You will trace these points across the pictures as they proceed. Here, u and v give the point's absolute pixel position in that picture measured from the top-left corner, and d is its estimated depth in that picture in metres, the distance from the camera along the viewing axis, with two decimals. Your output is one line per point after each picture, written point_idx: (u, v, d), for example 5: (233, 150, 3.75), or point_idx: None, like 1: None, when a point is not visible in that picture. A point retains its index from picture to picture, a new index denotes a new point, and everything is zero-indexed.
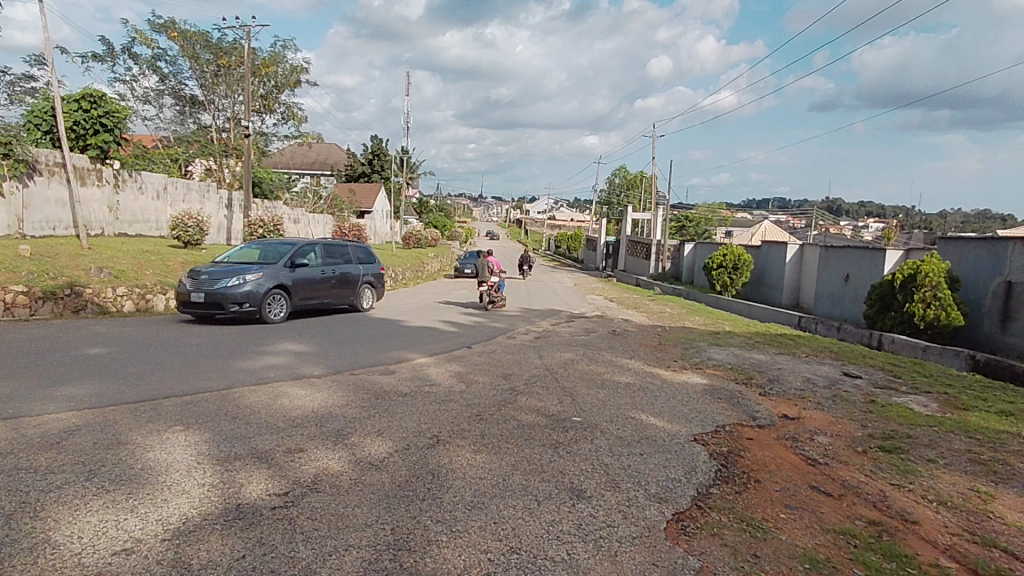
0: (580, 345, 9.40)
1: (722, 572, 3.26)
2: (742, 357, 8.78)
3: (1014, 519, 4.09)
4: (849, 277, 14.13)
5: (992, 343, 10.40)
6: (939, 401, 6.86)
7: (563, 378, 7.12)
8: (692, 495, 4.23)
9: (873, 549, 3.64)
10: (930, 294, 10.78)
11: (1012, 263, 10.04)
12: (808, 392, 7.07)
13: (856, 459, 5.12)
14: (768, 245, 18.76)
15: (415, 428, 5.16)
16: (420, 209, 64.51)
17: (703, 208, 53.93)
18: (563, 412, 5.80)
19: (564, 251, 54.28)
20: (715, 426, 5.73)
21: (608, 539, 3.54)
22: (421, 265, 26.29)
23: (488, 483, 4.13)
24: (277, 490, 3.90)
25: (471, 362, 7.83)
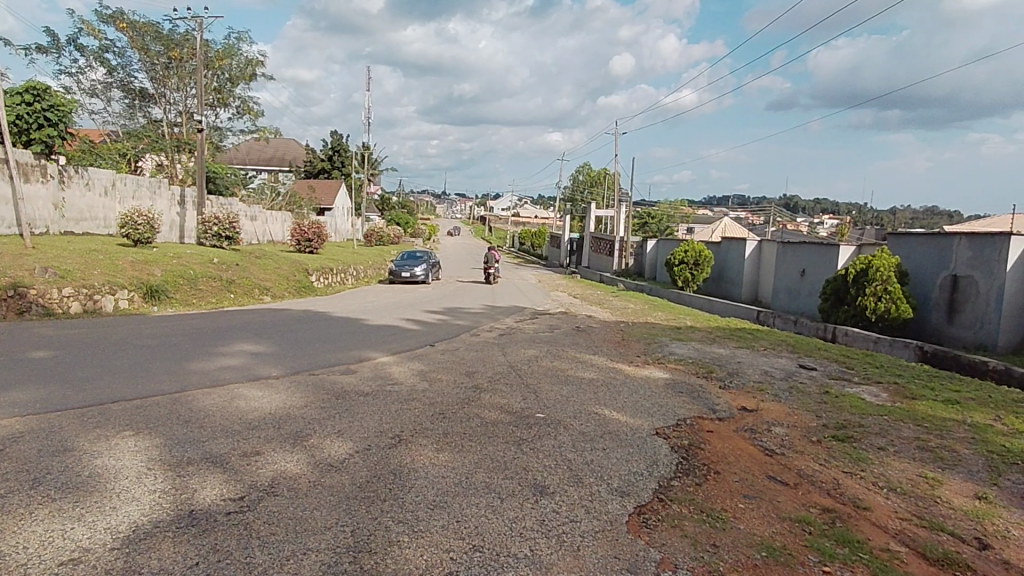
0: (543, 341, 9.43)
1: (681, 564, 3.31)
2: (703, 352, 8.94)
3: (960, 504, 4.27)
4: (805, 273, 14.54)
5: (940, 335, 10.83)
6: (889, 391, 7.12)
7: (527, 375, 7.12)
8: (653, 488, 4.28)
9: (827, 535, 3.75)
10: (881, 287, 11.18)
11: (958, 258, 10.48)
12: (766, 384, 7.26)
13: (811, 449, 5.26)
14: (728, 241, 19.15)
15: (377, 428, 5.10)
16: (383, 207, 63.70)
17: (665, 205, 54.70)
18: (527, 409, 5.81)
19: (528, 248, 54.39)
20: (677, 419, 5.81)
21: (571, 534, 3.55)
22: (384, 264, 26.02)
23: (451, 482, 4.10)
24: (232, 494, 3.79)
25: (434, 360, 7.76)
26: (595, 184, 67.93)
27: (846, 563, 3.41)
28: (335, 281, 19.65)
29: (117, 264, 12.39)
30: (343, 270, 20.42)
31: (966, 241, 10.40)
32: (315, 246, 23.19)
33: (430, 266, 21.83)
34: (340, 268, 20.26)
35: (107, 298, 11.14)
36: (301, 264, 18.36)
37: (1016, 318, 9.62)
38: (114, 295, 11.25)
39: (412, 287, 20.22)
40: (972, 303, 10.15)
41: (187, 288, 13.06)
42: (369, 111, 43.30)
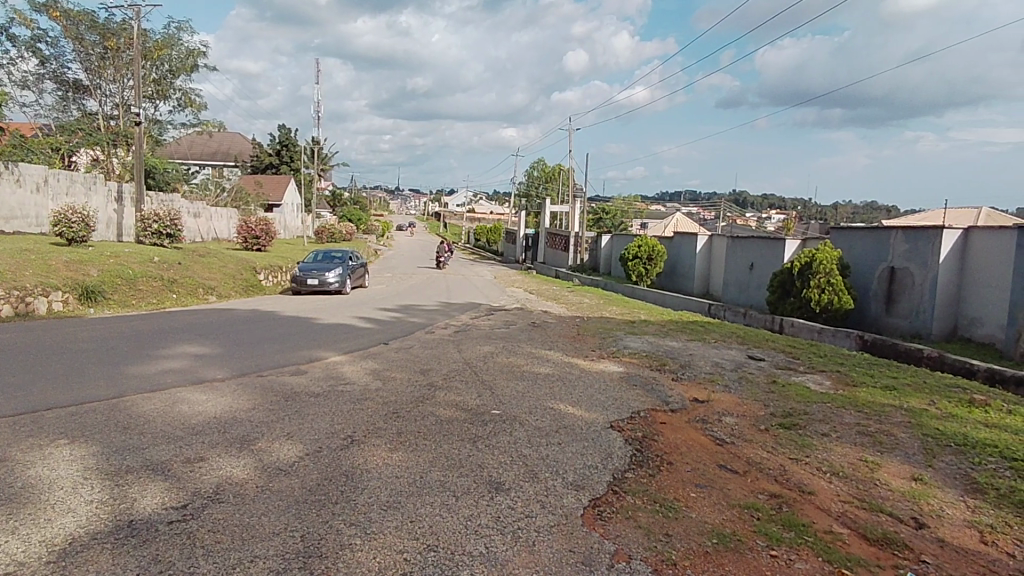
0: (499, 337, 9.42)
1: (635, 555, 3.35)
2: (656, 345, 9.09)
3: (897, 485, 4.47)
4: (754, 266, 14.97)
5: (878, 325, 11.34)
6: (832, 379, 7.42)
7: (482, 371, 7.10)
8: (608, 480, 4.33)
9: (775, 520, 3.87)
10: (824, 280, 11.60)
11: (895, 250, 10.97)
12: (717, 375, 7.45)
13: (759, 437, 5.42)
14: (680, 236, 19.55)
15: (329, 429, 4.99)
16: (335, 203, 62.34)
17: (618, 201, 55.46)
18: (482, 406, 5.79)
19: (484, 244, 54.27)
20: (631, 412, 5.89)
21: (526, 530, 3.55)
22: None
23: (404, 481, 4.05)
24: (174, 502, 3.64)
25: (388, 359, 7.65)
26: (549, 179, 68.28)
27: (792, 547, 3.53)
28: (285, 280, 19.16)
29: (51, 265, 11.76)
30: (294, 268, 19.92)
31: (902, 235, 10.90)
32: (263, 243, 22.55)
33: (348, 271, 16.68)
34: (290, 266, 19.77)
35: (40, 300, 10.56)
36: (249, 263, 17.81)
37: (949, 308, 10.14)
38: (47, 297, 10.67)
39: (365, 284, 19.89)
40: (908, 294, 10.65)
41: (127, 288, 12.50)
42: (320, 105, 42.35)
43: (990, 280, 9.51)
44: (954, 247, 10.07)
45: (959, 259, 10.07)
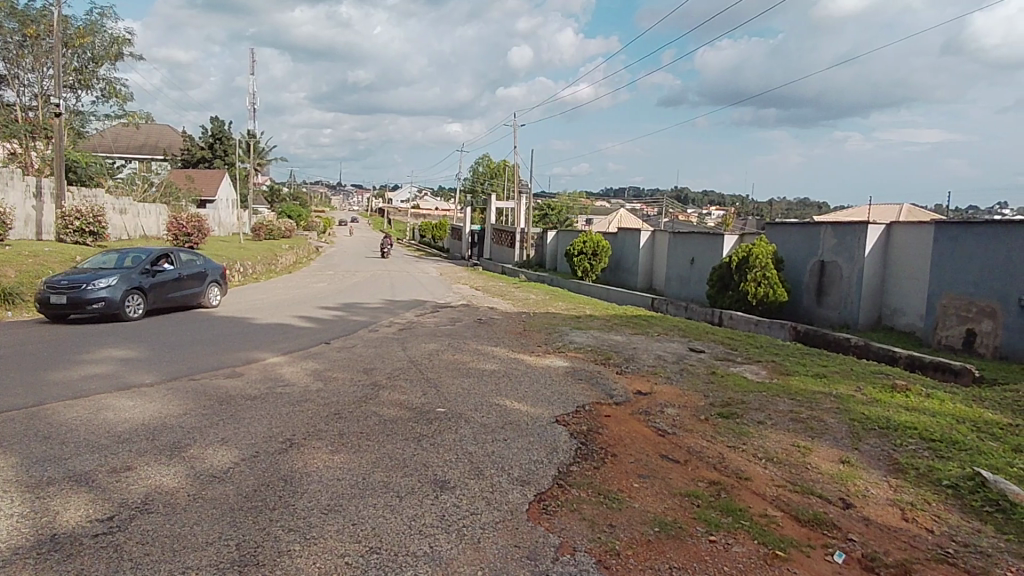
0: (445, 335, 9.35)
1: (579, 547, 3.39)
2: (601, 339, 9.23)
3: (827, 468, 4.70)
4: (695, 261, 15.41)
5: (810, 316, 11.90)
6: (767, 368, 7.73)
7: (427, 369, 7.04)
8: (554, 474, 4.37)
9: (713, 506, 4.00)
10: (760, 273, 12.07)
11: (825, 245, 11.53)
12: (659, 367, 7.64)
13: (699, 427, 5.58)
14: (623, 231, 19.92)
15: (267, 432, 4.83)
16: (272, 198, 60.22)
17: (563, 197, 56.07)
18: (427, 404, 5.73)
19: (429, 241, 53.78)
20: (576, 406, 5.98)
21: (472, 527, 3.55)
22: (274, 258, 24.72)
23: (346, 484, 3.97)
24: (100, 515, 3.44)
25: (329, 359, 7.48)
26: (494, 175, 68.19)
27: (730, 531, 3.65)
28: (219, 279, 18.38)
29: None
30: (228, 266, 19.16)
31: (831, 230, 11.46)
32: (196, 240, 21.59)
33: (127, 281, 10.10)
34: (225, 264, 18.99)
35: None
36: None
37: (874, 299, 10.72)
38: None
39: (306, 283, 19.34)
40: (837, 286, 11.20)
41: None
42: (257, 98, 40.90)
43: (911, 272, 10.12)
44: (878, 241, 10.66)
45: (883, 253, 10.66)
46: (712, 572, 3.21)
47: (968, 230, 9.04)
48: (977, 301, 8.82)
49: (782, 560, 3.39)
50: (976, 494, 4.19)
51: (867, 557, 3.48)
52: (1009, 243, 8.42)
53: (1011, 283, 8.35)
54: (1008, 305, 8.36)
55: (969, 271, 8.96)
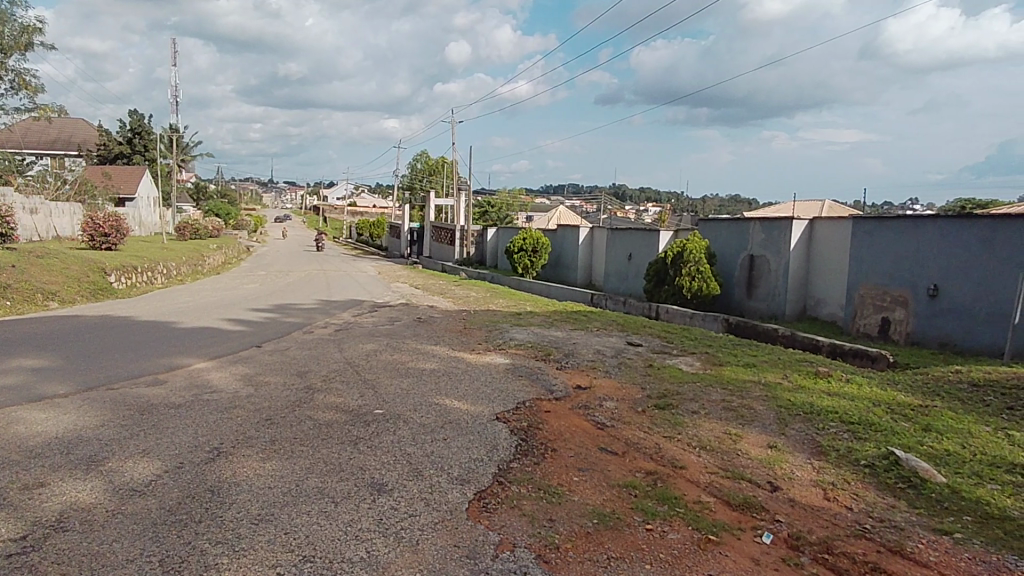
0: (383, 335, 9.22)
1: (518, 544, 3.40)
2: (541, 336, 9.32)
3: (756, 454, 4.91)
4: (632, 256, 15.78)
5: (741, 308, 12.40)
6: (701, 360, 8.01)
7: (364, 370, 6.92)
8: (493, 472, 4.38)
9: (650, 495, 4.11)
10: (694, 268, 12.48)
11: (754, 240, 12.03)
12: (598, 361, 7.78)
13: (637, 419, 5.72)
14: (563, 228, 20.16)
15: (192, 442, 4.62)
16: (198, 197, 57.46)
17: (504, 195, 56.21)
18: (364, 406, 5.62)
19: (367, 239, 52.67)
20: (516, 402, 6.01)
21: (410, 530, 3.50)
22: (201, 258, 23.65)
23: (278, 491, 3.85)
24: (10, 535, 3.20)
25: (260, 363, 7.23)
26: (434, 172, 67.56)
27: (666, 519, 3.76)
28: (140, 281, 17.40)
29: None
30: (151, 268, 18.18)
31: (759, 225, 11.97)
32: (114, 241, 20.35)
33: None
34: (147, 266, 17.99)
35: None
36: (96, 262, 15.99)
37: (799, 290, 11.28)
38: None
39: (237, 284, 18.60)
40: (765, 279, 11.73)
41: None
42: (181, 90, 38.88)
43: (832, 265, 10.70)
44: (802, 235, 11.21)
45: (807, 246, 11.23)
46: (648, 560, 3.29)
47: (882, 225, 9.62)
48: (891, 291, 9.42)
49: (714, 543, 3.52)
50: (890, 472, 4.48)
51: (792, 536, 3.65)
52: (919, 237, 9.02)
53: (920, 274, 8.96)
54: (919, 295, 8.98)
55: (883, 264, 9.55)
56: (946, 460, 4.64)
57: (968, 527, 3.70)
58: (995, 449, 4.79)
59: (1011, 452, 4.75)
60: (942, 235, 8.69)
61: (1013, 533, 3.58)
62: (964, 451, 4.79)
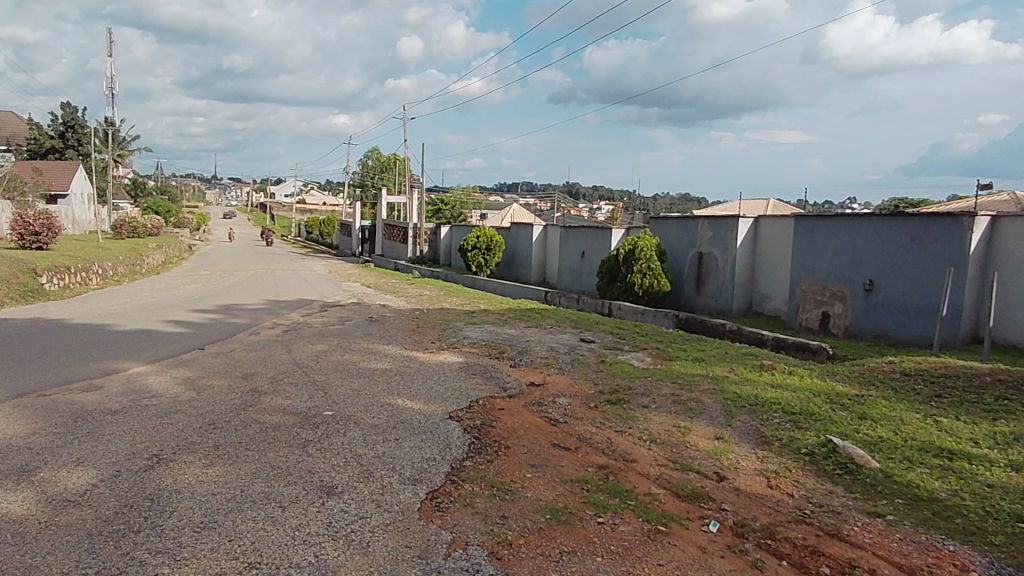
0: (333, 335, 9.04)
1: (471, 542, 3.41)
2: (495, 334, 9.34)
3: (703, 445, 5.06)
4: (585, 254, 15.97)
5: (690, 304, 12.73)
6: (652, 355, 8.18)
7: (313, 371, 6.78)
8: (446, 471, 4.36)
9: (602, 489, 4.18)
10: (645, 265, 12.73)
11: (703, 238, 12.36)
12: (552, 358, 7.85)
13: (589, 414, 5.80)
14: (516, 226, 20.22)
15: (129, 449, 4.43)
16: (136, 193, 54.89)
17: (458, 193, 55.90)
18: (314, 408, 5.52)
19: (317, 238, 51.44)
20: (469, 401, 6.01)
21: (360, 532, 3.46)
22: (140, 258, 22.64)
23: (222, 498, 3.74)
24: None
25: (203, 365, 6.99)
26: (386, 169, 66.57)
27: (617, 512, 3.83)
28: (74, 282, 16.53)
29: None
30: (85, 268, 17.31)
31: (707, 224, 12.30)
32: (44, 240, 19.26)
33: None
34: (81, 267, 17.11)
35: None
36: (25, 263, 15.09)
37: (745, 286, 11.66)
38: None
39: (180, 285, 17.90)
40: (713, 276, 12.07)
41: None
42: (116, 82, 37.01)
43: (776, 261, 11.11)
44: (748, 233, 11.60)
45: (752, 244, 11.62)
46: (599, 553, 3.34)
47: (822, 223, 10.04)
48: (830, 286, 9.84)
49: (664, 534, 3.61)
50: (828, 459, 4.69)
51: (737, 524, 3.78)
52: (855, 235, 9.46)
53: (857, 270, 9.40)
54: (856, 290, 9.42)
55: (823, 260, 9.97)
56: (880, 447, 4.88)
57: (899, 508, 3.91)
58: (925, 435, 5.07)
59: (938, 436, 5.04)
60: (877, 233, 9.13)
61: (939, 513, 3.81)
62: (896, 437, 5.05)
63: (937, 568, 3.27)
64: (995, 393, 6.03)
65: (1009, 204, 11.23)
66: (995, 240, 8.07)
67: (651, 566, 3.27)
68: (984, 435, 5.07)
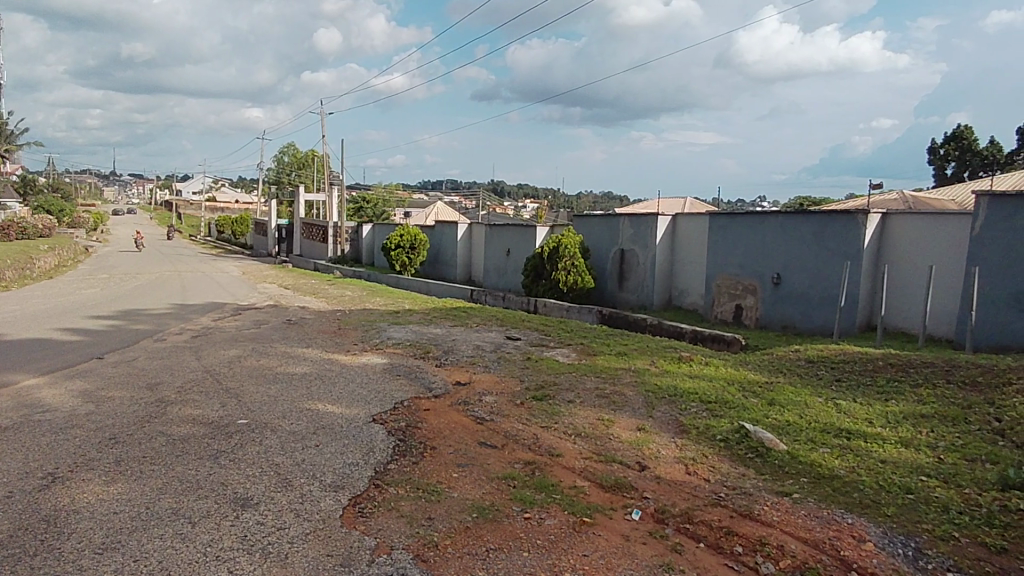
0: (248, 339, 8.64)
1: (396, 546, 3.35)
2: (420, 334, 9.22)
3: (625, 436, 5.21)
4: (511, 252, 16.08)
5: (613, 300, 13.10)
6: (577, 351, 8.35)
7: (226, 378, 6.45)
8: (369, 475, 4.26)
9: (528, 485, 4.22)
10: (570, 262, 12.97)
11: (624, 235, 12.73)
12: (478, 357, 7.86)
13: (515, 411, 5.85)
14: (441, 225, 20.08)
15: (18, 469, 4.05)
16: (22, 190, 50.36)
17: (381, 191, 54.81)
18: (226, 417, 5.25)
19: (230, 238, 49.00)
20: (394, 403, 5.90)
21: (278, 543, 3.33)
22: (29, 261, 20.75)
23: (127, 516, 3.49)
24: None
25: (103, 376, 6.50)
26: (304, 166, 64.44)
27: (543, 507, 3.88)
28: None
29: None
30: None
31: (628, 221, 12.68)
32: None
33: None
34: None
35: None
36: None
37: (665, 281, 12.11)
38: None
39: (77, 290, 16.54)
40: (635, 272, 12.46)
41: None
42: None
43: (694, 257, 11.62)
44: (666, 231, 12.05)
45: (670, 241, 12.07)
46: (526, 548, 3.38)
47: (734, 220, 10.56)
48: (742, 280, 10.40)
49: (588, 525, 3.69)
50: (741, 443, 4.95)
51: (658, 511, 3.92)
52: (764, 232, 10.03)
53: (766, 265, 9.98)
54: (765, 283, 10.00)
55: (736, 256, 10.49)
56: (786, 430, 5.21)
57: (803, 487, 4.18)
58: (827, 417, 5.45)
59: (838, 418, 5.43)
60: (784, 230, 9.71)
61: (839, 489, 4.10)
62: (801, 421, 5.41)
63: (838, 540, 3.52)
64: (886, 375, 6.58)
65: (897, 204, 12.24)
66: (886, 237, 8.77)
67: (576, 558, 3.33)
68: (878, 415, 5.52)
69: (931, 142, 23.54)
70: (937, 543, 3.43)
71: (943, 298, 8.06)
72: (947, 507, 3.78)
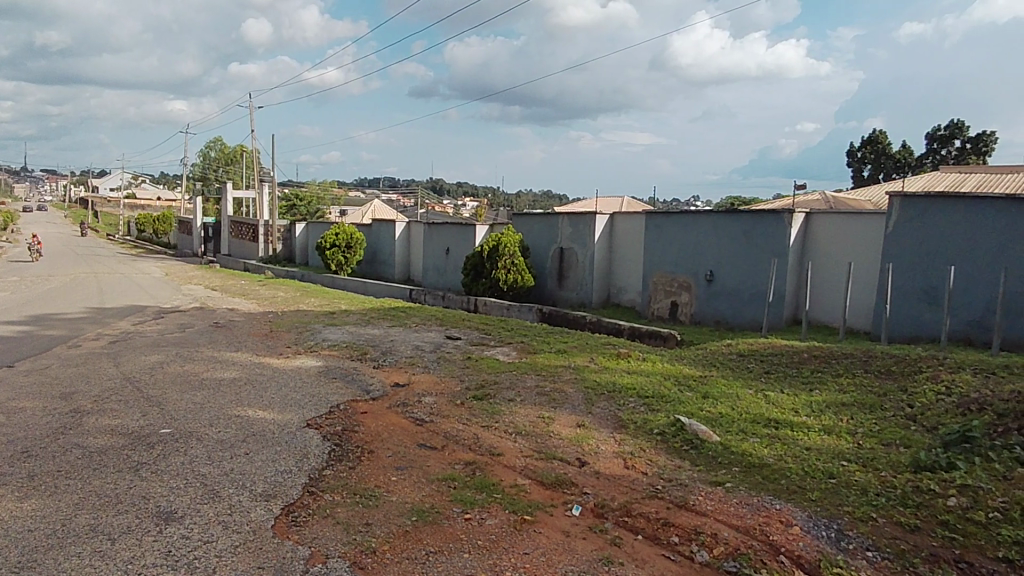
0: (172, 344, 8.18)
1: (333, 553, 3.25)
2: (357, 335, 8.99)
3: (566, 433, 5.25)
4: (450, 251, 15.95)
5: (552, 297, 13.23)
6: (517, 349, 8.37)
7: (147, 386, 6.08)
8: (303, 483, 4.11)
9: (468, 486, 4.17)
10: (509, 261, 12.99)
11: (563, 234, 12.87)
12: (417, 357, 7.74)
13: (455, 411, 5.79)
14: (378, 224, 19.71)
15: None
16: None
17: (315, 188, 53.30)
18: (147, 426, 4.95)
19: (152, 236, 46.36)
20: (330, 406, 5.73)
21: (205, 557, 3.15)
22: None
23: (39, 535, 3.24)
24: None
25: (8, 385, 6.00)
26: (232, 161, 61.86)
27: (483, 507, 3.85)
28: None
29: None
30: None
31: (567, 220, 12.82)
32: None
33: None
34: None
35: None
36: None
37: (603, 279, 12.32)
38: None
39: None
40: (574, 270, 12.62)
41: None
42: None
43: (631, 255, 11.88)
44: (604, 229, 12.25)
45: (608, 239, 12.30)
46: (467, 549, 3.34)
47: (669, 219, 10.83)
48: (677, 277, 10.69)
49: (529, 523, 3.69)
50: (676, 436, 5.07)
51: (597, 505, 3.96)
52: (698, 230, 10.35)
53: (699, 263, 10.31)
54: (698, 280, 10.33)
55: (670, 254, 10.77)
56: (719, 422, 5.38)
57: (735, 476, 4.33)
58: (756, 409, 5.67)
59: (766, 408, 5.66)
60: (716, 228, 10.06)
61: (768, 477, 4.27)
62: (733, 412, 5.60)
63: (767, 526, 3.66)
64: (810, 367, 6.92)
65: (819, 204, 12.93)
66: (810, 235, 9.23)
67: (517, 556, 3.32)
68: (803, 404, 5.79)
69: (851, 145, 24.90)
70: (858, 524, 3.62)
71: (860, 293, 8.54)
72: (865, 490, 4.00)
